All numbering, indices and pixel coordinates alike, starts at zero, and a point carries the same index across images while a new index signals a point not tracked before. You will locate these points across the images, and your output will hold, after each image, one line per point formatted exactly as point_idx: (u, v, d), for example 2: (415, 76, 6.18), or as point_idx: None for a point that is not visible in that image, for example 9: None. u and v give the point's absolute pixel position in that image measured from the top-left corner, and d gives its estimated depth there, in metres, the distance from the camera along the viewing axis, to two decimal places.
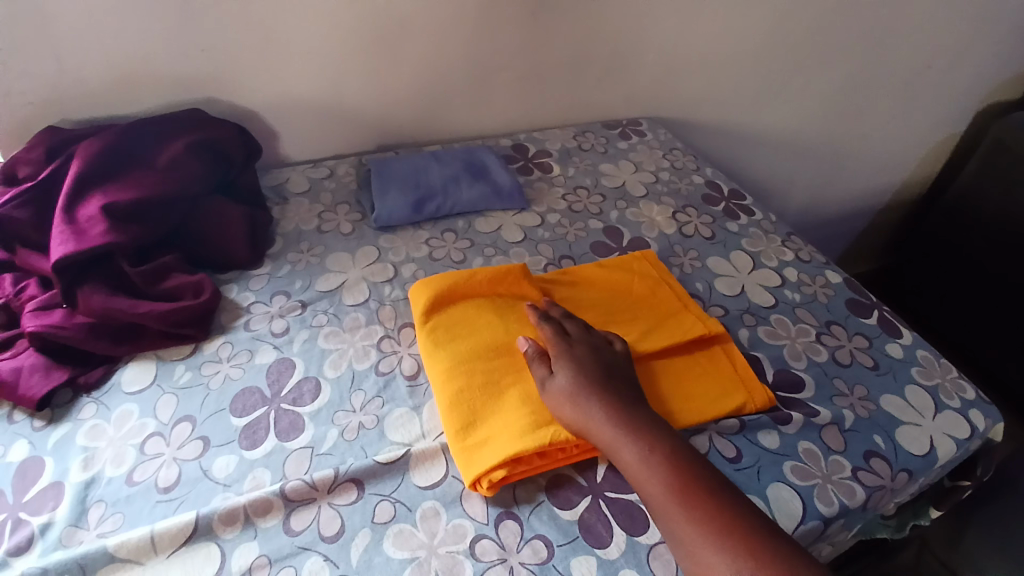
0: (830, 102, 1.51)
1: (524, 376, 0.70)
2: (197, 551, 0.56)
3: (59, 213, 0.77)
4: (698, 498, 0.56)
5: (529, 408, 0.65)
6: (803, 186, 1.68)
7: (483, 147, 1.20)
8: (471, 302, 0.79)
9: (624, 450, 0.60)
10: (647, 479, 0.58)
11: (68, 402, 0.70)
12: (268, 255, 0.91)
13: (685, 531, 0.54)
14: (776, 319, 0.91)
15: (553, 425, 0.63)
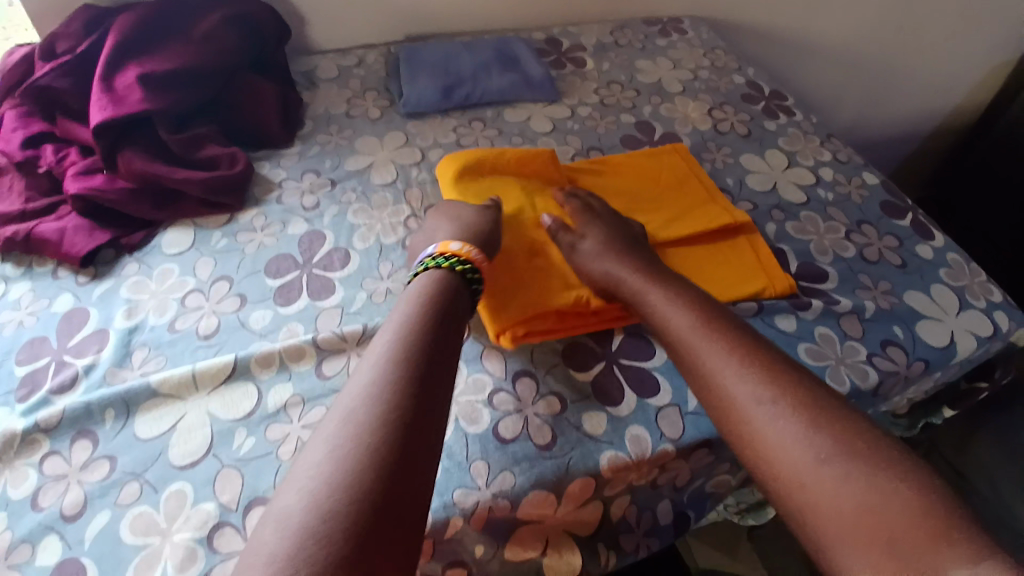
0: (888, 11, 1.40)
1: (552, 246, 0.71)
2: (236, 389, 0.61)
3: (98, 80, 0.79)
4: (722, 335, 0.57)
5: (550, 277, 0.67)
6: (850, 99, 1.59)
7: (515, 38, 1.16)
8: (500, 177, 0.79)
9: (651, 299, 0.62)
10: (673, 320, 0.59)
11: (111, 261, 0.74)
12: (299, 135, 0.92)
13: (708, 363, 0.55)
14: (805, 215, 0.90)
15: (578, 289, 0.66)
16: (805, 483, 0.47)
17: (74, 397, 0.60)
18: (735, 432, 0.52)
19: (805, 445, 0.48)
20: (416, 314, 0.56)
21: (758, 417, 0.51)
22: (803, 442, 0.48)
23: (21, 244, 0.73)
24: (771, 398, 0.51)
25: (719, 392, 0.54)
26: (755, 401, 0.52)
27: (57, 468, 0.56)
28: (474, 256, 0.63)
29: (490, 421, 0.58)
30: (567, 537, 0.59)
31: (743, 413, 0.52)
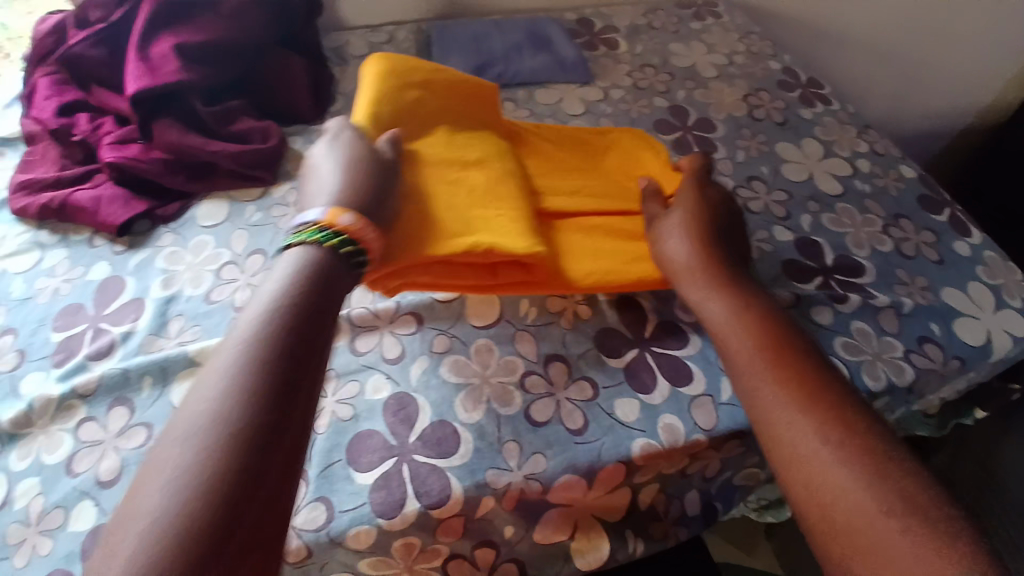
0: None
1: (462, 191, 0.64)
2: None
3: (134, 50, 0.79)
4: (789, 360, 0.53)
5: (445, 221, 0.61)
6: (886, 90, 1.55)
7: (547, 19, 1.14)
8: (430, 109, 0.71)
9: (710, 304, 0.59)
10: (732, 332, 0.57)
11: (145, 232, 0.74)
12: (330, 112, 0.92)
13: (764, 388, 0.52)
14: (841, 207, 0.88)
15: (474, 237, 0.59)
16: (863, 532, 0.43)
17: (111, 364, 0.61)
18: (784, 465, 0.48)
19: (867, 493, 0.44)
20: (287, 294, 0.49)
21: (817, 456, 0.47)
22: (865, 494, 0.44)
23: (56, 211, 0.75)
24: (837, 438, 0.47)
25: (770, 422, 0.50)
26: (817, 443, 0.47)
27: (94, 435, 0.57)
28: (364, 233, 0.54)
29: (523, 403, 0.57)
30: (596, 522, 0.59)
31: (798, 446, 0.48)
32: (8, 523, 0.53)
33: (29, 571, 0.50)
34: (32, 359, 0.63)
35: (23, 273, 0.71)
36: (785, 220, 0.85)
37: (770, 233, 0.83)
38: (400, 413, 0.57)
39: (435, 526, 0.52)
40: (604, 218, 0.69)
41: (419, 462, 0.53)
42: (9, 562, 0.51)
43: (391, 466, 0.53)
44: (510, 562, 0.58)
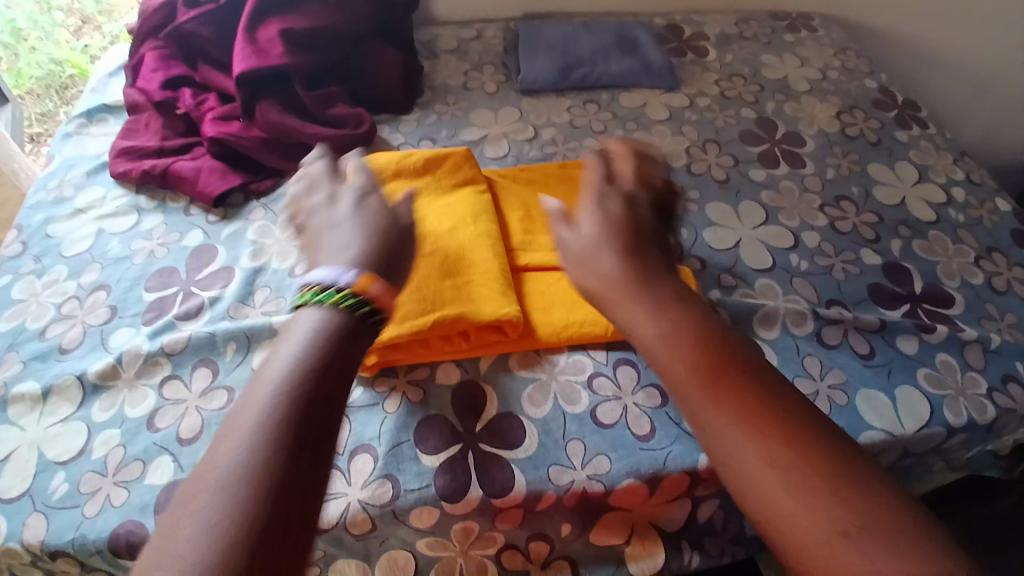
0: None
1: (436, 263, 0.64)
2: None
3: (244, 32, 0.83)
4: None
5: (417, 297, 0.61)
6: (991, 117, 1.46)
7: (636, 23, 1.13)
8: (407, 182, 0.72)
9: None
10: None
11: (239, 205, 0.78)
12: (417, 103, 0.94)
13: (685, 368, 0.40)
14: (934, 235, 0.83)
15: (442, 312, 0.59)
16: None
17: (199, 326, 0.65)
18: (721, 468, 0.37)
19: None
20: None
21: None
22: None
23: (158, 178, 0.79)
24: None
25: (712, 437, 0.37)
26: None
27: (177, 392, 0.60)
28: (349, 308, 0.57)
29: (589, 403, 0.58)
30: (653, 530, 0.59)
31: None
32: (85, 470, 0.56)
33: (100, 519, 0.53)
34: (124, 315, 0.67)
35: (121, 234, 0.76)
36: (873, 243, 0.81)
37: (856, 254, 0.79)
38: (469, 400, 0.58)
39: (495, 513, 0.53)
40: None
41: (484, 450, 0.55)
42: (81, 509, 0.54)
43: (458, 451, 0.55)
44: (562, 561, 0.59)
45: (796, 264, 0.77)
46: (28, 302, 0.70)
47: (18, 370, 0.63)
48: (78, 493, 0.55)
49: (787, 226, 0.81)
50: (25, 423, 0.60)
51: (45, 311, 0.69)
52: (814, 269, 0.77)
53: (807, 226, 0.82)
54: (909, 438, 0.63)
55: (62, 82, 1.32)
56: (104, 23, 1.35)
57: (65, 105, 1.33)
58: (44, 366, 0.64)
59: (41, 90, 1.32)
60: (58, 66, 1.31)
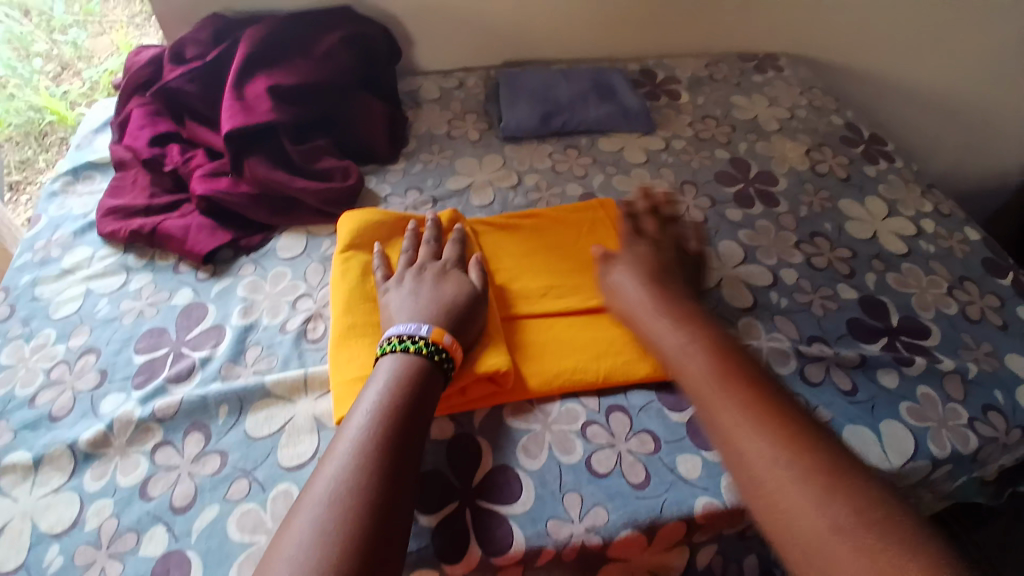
0: None
1: None
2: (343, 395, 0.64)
3: (230, 89, 0.86)
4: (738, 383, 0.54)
5: None
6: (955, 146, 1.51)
7: (612, 69, 1.17)
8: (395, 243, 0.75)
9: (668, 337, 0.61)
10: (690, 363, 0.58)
11: (229, 260, 0.79)
12: (403, 152, 0.96)
13: (717, 408, 0.53)
14: (907, 268, 0.86)
15: None
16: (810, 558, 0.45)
17: (192, 388, 0.65)
18: (747, 490, 0.49)
19: (817, 510, 0.45)
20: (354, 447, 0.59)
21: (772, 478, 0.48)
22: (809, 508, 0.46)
23: (146, 237, 0.79)
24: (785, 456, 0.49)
25: (738, 457, 0.50)
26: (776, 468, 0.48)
27: (169, 458, 0.60)
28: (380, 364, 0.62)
29: (583, 452, 0.59)
30: None
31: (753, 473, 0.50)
32: (80, 542, 0.55)
33: None
34: (113, 379, 0.67)
35: (109, 294, 0.76)
36: (849, 278, 0.84)
37: (834, 290, 0.82)
38: (465, 455, 0.59)
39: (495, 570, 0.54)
40: (572, 320, 0.69)
41: (485, 505, 0.56)
42: None
43: (455, 508, 0.55)
44: None
45: (777, 302, 0.79)
46: (17, 367, 0.69)
47: (8, 440, 0.63)
48: (71, 566, 0.54)
49: (766, 264, 0.84)
50: (17, 493, 0.59)
51: (34, 376, 0.68)
52: (795, 306, 0.79)
53: (785, 263, 0.84)
54: (896, 471, 0.64)
55: (42, 129, 1.37)
56: (83, 69, 1.39)
57: (44, 151, 1.39)
58: (35, 434, 0.63)
59: (19, 137, 1.36)
60: (37, 113, 1.35)
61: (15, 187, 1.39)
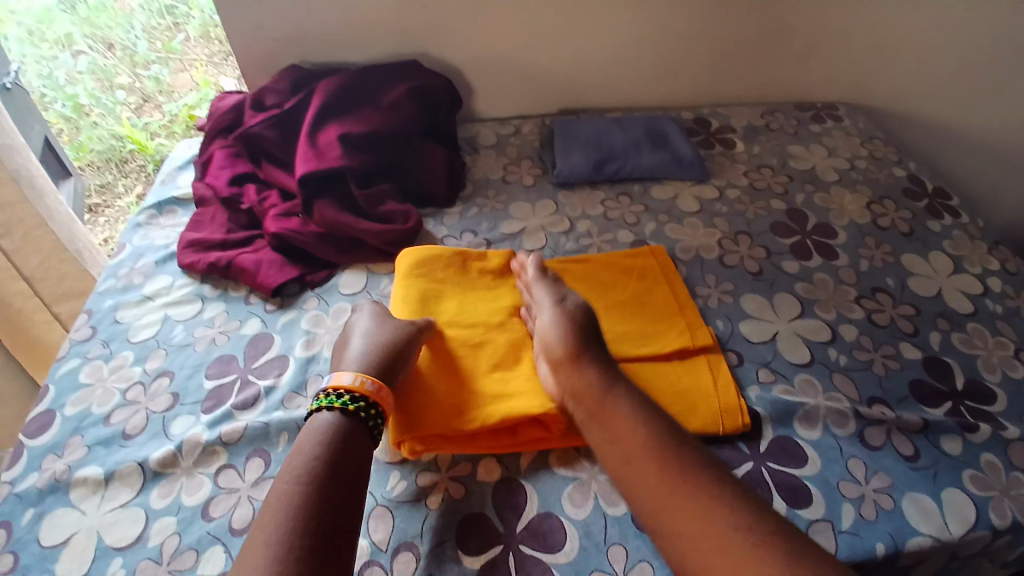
0: None
1: (484, 353, 0.69)
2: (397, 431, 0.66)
3: (305, 137, 0.91)
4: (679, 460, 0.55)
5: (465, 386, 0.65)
6: None
7: (665, 117, 1.19)
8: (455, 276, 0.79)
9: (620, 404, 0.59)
10: (630, 432, 0.57)
11: (295, 294, 0.83)
12: (460, 196, 1.00)
13: (664, 481, 0.53)
14: (973, 328, 0.83)
15: (493, 406, 0.63)
16: None
17: (255, 415, 0.68)
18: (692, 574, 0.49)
19: None
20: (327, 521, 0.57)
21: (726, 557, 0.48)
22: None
23: (221, 269, 0.85)
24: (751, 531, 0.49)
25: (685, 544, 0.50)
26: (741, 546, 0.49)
27: (231, 481, 0.63)
28: (366, 387, 0.61)
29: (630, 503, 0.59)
30: None
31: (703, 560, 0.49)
32: (142, 558, 0.58)
33: None
34: (184, 402, 0.71)
35: (184, 321, 0.81)
36: (911, 336, 0.81)
37: (896, 348, 0.79)
38: (512, 501, 0.59)
39: None
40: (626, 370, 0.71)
41: (527, 552, 0.56)
42: None
43: (499, 552, 0.56)
44: None
45: (835, 359, 0.77)
46: (95, 386, 0.74)
47: (83, 454, 0.67)
48: None
49: (824, 319, 0.82)
50: (86, 506, 0.63)
51: (110, 395, 0.73)
52: (854, 364, 0.77)
53: (843, 319, 0.83)
54: (957, 542, 0.61)
55: (123, 156, 1.61)
56: (163, 102, 1.69)
57: (123, 176, 1.61)
58: (108, 451, 0.67)
59: (100, 163, 1.59)
60: (118, 142, 1.60)
61: (94, 209, 1.57)
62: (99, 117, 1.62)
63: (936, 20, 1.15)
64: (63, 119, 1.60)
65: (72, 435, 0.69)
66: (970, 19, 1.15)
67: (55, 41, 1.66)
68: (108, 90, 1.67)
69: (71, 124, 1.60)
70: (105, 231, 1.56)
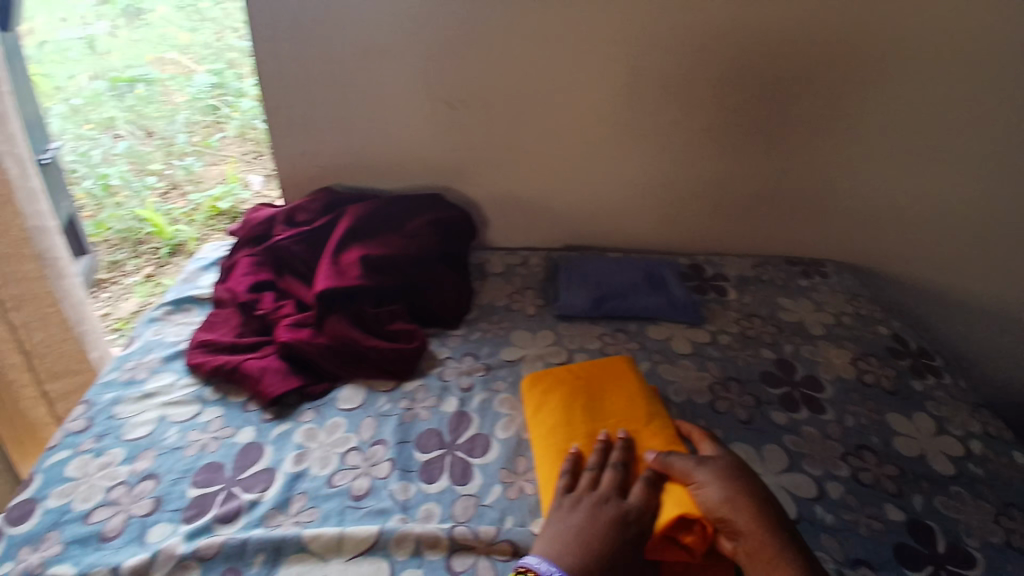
0: None
1: None
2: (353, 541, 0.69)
3: (329, 256, 1.02)
4: None
5: None
6: (996, 374, 1.44)
7: (570, 256, 1.25)
8: None
9: None
10: None
11: (292, 405, 0.89)
12: (464, 319, 1.07)
13: None
14: (957, 492, 0.84)
15: None
16: None
17: (233, 529, 0.70)
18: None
19: None
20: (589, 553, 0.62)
21: None
22: None
23: (226, 373, 0.90)
24: None
25: None
26: None
27: None
28: None
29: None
30: None
31: None
32: None
33: None
34: (166, 508, 0.73)
35: (179, 422, 0.85)
36: (894, 496, 0.82)
37: (880, 508, 0.80)
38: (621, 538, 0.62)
39: None
40: None
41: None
42: None
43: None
44: None
45: (822, 517, 0.78)
46: (80, 481, 0.77)
47: (60, 550, 0.69)
48: None
49: (811, 475, 0.84)
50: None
51: (94, 492, 0.75)
52: (840, 524, 0.77)
53: (830, 475, 0.84)
54: None
55: (140, 238, 1.85)
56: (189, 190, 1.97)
57: (135, 256, 1.82)
58: (82, 551, 0.69)
59: (117, 241, 1.84)
60: (138, 224, 1.85)
61: (101, 283, 1.75)
62: (124, 198, 1.92)
63: (901, 197, 1.25)
64: (91, 196, 1.89)
65: (57, 527, 0.71)
66: (948, 200, 1.24)
67: (97, 123, 1.98)
68: (138, 173, 1.98)
69: (97, 201, 1.90)
70: (105, 307, 1.69)
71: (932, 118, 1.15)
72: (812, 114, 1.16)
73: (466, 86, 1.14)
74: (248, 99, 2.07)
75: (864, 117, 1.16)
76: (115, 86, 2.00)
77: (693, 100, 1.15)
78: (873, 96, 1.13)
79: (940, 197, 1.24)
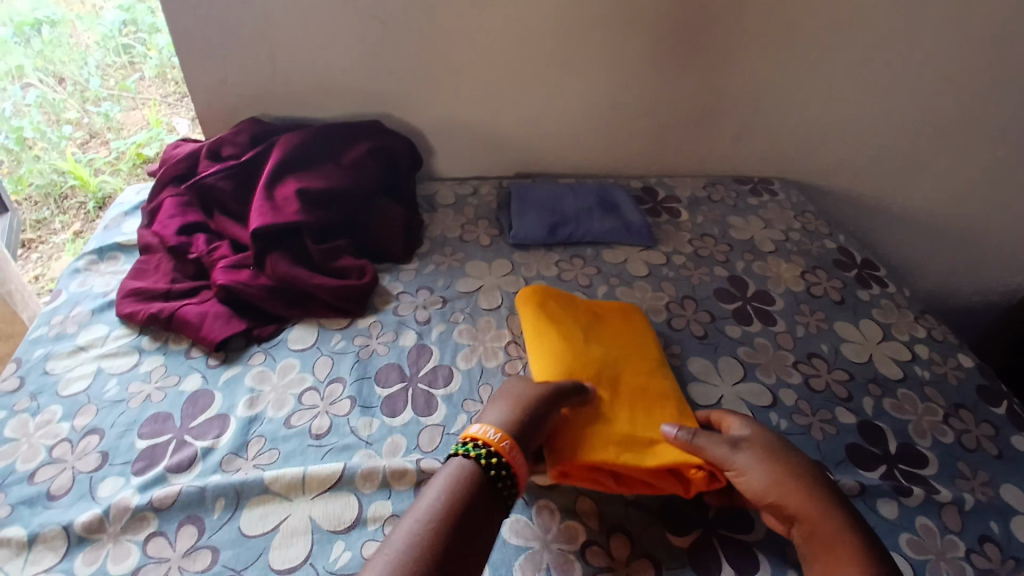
0: (972, 185, 1.34)
1: None
2: (317, 483, 0.67)
3: (263, 191, 0.95)
4: None
5: None
6: (929, 281, 1.52)
7: (524, 183, 1.21)
8: None
9: None
10: None
11: (239, 348, 0.85)
12: (417, 253, 1.03)
13: None
14: (903, 394, 0.88)
15: None
16: None
17: (190, 478, 0.68)
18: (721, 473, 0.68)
19: None
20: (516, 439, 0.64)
21: None
22: None
23: (164, 321, 0.85)
24: None
25: None
26: None
27: (160, 550, 0.61)
28: None
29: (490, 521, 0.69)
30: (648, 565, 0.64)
31: None
32: None
33: None
34: (113, 462, 0.70)
35: (119, 375, 0.80)
36: (847, 401, 0.86)
37: (833, 413, 0.84)
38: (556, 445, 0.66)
39: None
40: None
41: None
42: None
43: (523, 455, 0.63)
44: None
45: (776, 423, 0.81)
46: (20, 441, 0.72)
47: (5, 514, 0.65)
48: None
49: (765, 383, 0.86)
50: (6, 569, 0.60)
51: (36, 452, 0.71)
52: (793, 428, 0.81)
53: (783, 383, 0.87)
54: None
55: (63, 191, 1.69)
56: (110, 137, 1.83)
57: (62, 212, 1.69)
58: (31, 511, 0.65)
59: (38, 197, 1.67)
60: (59, 176, 1.68)
61: (28, 243, 1.63)
62: (42, 151, 1.71)
63: (842, 111, 1.26)
64: (4, 151, 1.65)
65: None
66: (891, 114, 1.26)
67: (6, 73, 1.72)
68: (55, 124, 1.78)
69: (12, 155, 1.66)
70: (35, 267, 1.59)
71: (877, 29, 1.14)
72: (758, 25, 1.13)
73: (403, 3, 1.06)
74: (164, 35, 1.93)
75: (810, 29, 1.14)
76: (21, 31, 1.73)
77: (641, 15, 1.10)
78: (818, 8, 1.11)
79: (883, 109, 1.25)
